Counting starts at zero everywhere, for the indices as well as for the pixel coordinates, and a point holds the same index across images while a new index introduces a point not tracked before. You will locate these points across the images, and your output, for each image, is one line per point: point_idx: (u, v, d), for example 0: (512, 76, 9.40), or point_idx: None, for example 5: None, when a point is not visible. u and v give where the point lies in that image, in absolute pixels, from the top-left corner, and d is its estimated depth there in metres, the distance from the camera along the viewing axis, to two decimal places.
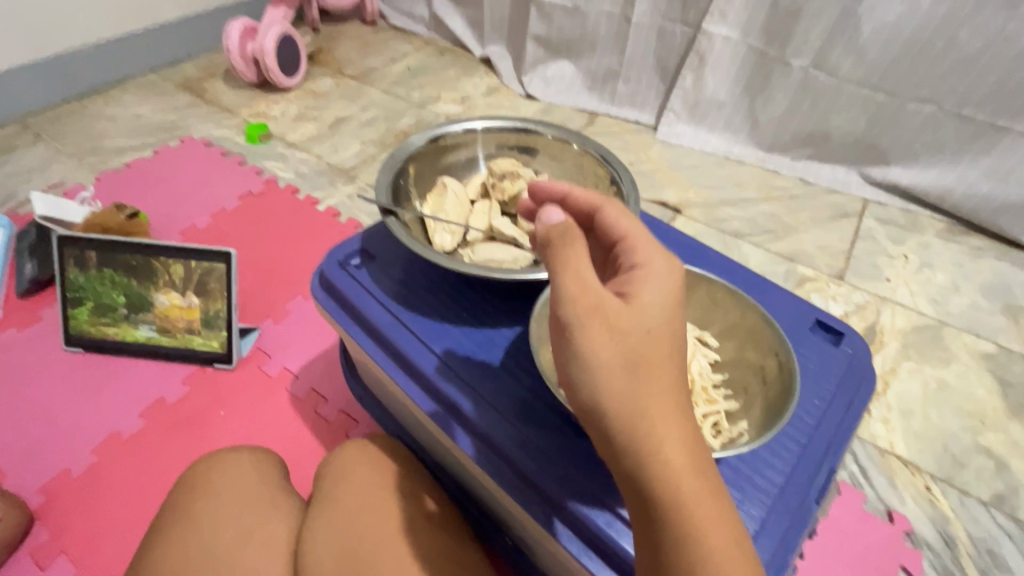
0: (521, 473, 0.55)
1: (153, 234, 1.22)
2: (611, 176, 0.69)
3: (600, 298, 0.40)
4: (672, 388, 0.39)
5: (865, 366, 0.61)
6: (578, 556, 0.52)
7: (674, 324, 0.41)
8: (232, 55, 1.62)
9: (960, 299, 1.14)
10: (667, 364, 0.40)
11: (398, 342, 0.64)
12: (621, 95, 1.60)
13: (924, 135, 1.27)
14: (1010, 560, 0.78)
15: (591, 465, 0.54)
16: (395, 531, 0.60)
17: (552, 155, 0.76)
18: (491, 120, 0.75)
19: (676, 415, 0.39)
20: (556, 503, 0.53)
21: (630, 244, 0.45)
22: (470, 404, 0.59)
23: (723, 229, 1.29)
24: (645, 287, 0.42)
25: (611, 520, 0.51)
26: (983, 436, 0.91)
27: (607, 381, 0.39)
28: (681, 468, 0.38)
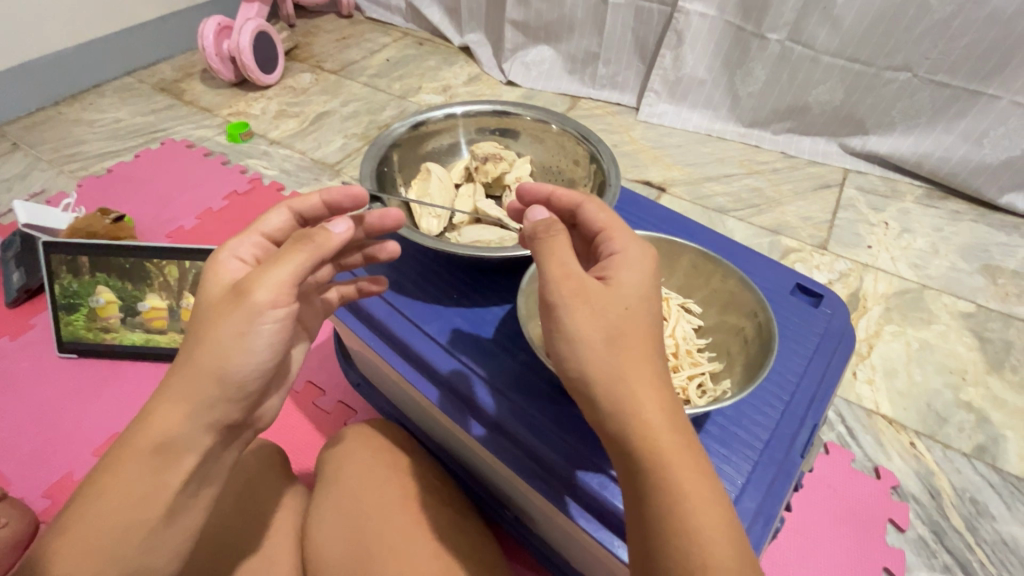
0: (518, 443, 0.57)
1: (140, 237, 1.22)
2: (591, 153, 0.70)
3: (582, 281, 0.44)
4: (650, 359, 0.43)
5: (844, 325, 0.63)
6: (576, 518, 0.53)
7: (649, 302, 0.44)
8: (207, 54, 1.60)
9: (939, 262, 1.17)
10: (643, 336, 0.43)
11: (392, 325, 0.65)
12: (602, 77, 1.61)
13: (900, 104, 1.30)
14: (992, 506, 0.81)
15: (584, 433, 0.56)
16: (398, 506, 0.62)
17: (533, 136, 0.77)
18: (471, 104, 0.76)
19: (655, 382, 0.42)
20: (551, 470, 0.55)
21: (610, 233, 0.48)
22: (469, 382, 0.60)
23: (708, 205, 1.30)
24: (624, 268, 0.46)
25: (605, 481, 0.53)
26: (965, 391, 0.94)
27: (591, 354, 0.42)
28: (664, 431, 0.41)
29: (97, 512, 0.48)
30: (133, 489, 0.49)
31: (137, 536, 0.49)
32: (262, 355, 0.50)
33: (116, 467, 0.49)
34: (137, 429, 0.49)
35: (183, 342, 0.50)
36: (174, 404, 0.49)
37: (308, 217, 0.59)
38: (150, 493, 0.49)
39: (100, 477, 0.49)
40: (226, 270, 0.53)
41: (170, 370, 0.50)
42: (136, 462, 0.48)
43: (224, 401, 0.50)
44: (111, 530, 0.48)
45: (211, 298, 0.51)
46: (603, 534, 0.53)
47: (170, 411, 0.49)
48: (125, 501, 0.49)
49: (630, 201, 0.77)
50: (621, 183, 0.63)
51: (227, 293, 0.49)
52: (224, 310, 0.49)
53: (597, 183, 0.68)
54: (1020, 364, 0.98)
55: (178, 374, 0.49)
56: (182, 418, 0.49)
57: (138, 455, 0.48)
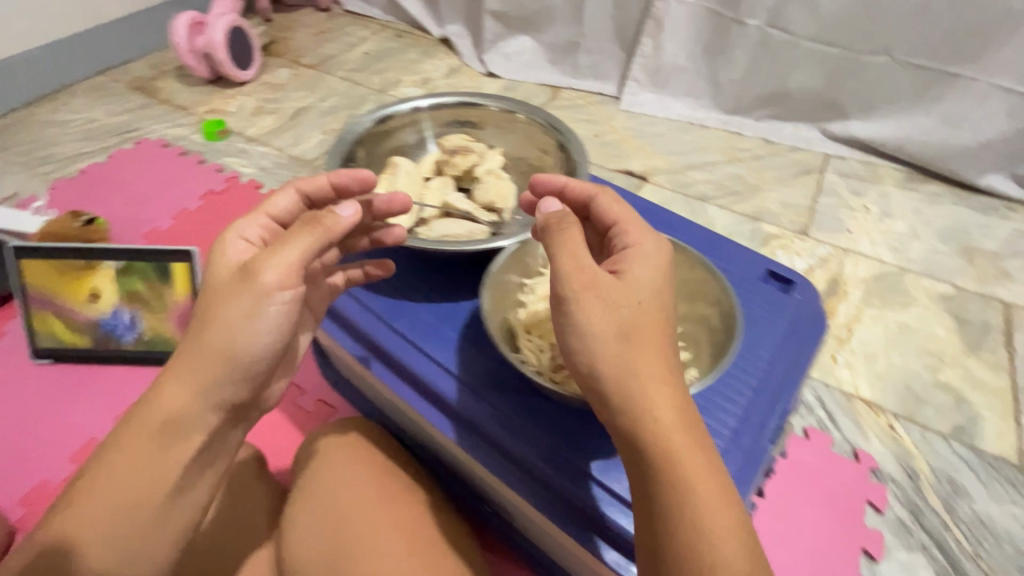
0: (487, 437, 0.57)
1: (115, 239, 1.20)
2: (559, 143, 0.69)
3: (594, 275, 0.45)
4: (662, 356, 0.44)
5: (814, 311, 0.63)
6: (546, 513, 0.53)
7: (661, 296, 0.46)
8: (181, 51, 1.58)
9: (919, 245, 1.17)
10: (655, 333, 0.44)
11: (360, 323, 0.64)
12: (583, 67, 1.59)
13: (880, 87, 1.29)
14: (969, 486, 0.82)
15: (554, 427, 0.55)
16: (371, 503, 0.61)
17: (500, 127, 0.76)
18: (436, 97, 0.75)
19: (666, 379, 0.43)
20: (521, 461, 0.55)
21: (623, 228, 0.50)
22: (439, 379, 0.59)
23: (689, 193, 1.30)
24: (636, 264, 0.47)
25: (572, 474, 0.53)
26: (943, 372, 0.95)
27: (604, 348, 0.43)
28: (674, 426, 0.41)
29: (103, 489, 0.49)
30: (141, 465, 0.50)
31: (143, 512, 0.49)
32: (269, 336, 0.52)
33: (127, 443, 0.50)
34: (147, 409, 0.51)
35: (191, 324, 0.52)
36: (184, 383, 0.50)
37: (315, 198, 0.59)
38: (158, 469, 0.50)
39: (107, 456, 0.50)
40: (234, 251, 0.54)
41: (179, 351, 0.52)
42: (145, 439, 0.50)
43: (231, 381, 0.51)
44: (116, 507, 0.49)
45: (218, 280, 0.52)
46: (574, 526, 0.53)
47: (179, 390, 0.50)
48: (131, 478, 0.49)
49: None
50: (589, 172, 0.64)
51: (236, 276, 0.51)
52: (233, 291, 0.51)
53: (566, 170, 0.67)
54: (997, 345, 0.99)
55: (187, 354, 0.51)
56: (190, 396, 0.50)
57: (147, 432, 0.50)
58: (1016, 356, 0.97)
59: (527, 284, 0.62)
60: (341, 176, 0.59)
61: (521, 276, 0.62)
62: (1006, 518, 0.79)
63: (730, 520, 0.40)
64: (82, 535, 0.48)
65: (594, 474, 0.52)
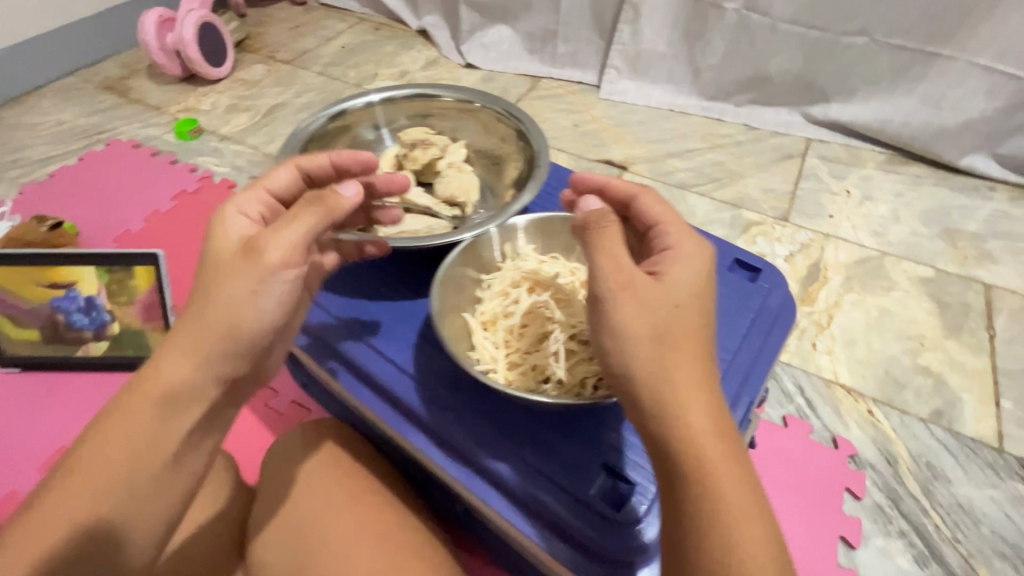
0: (442, 438, 0.55)
1: (85, 243, 1.18)
2: (518, 130, 0.68)
3: (632, 274, 0.44)
4: (701, 361, 0.42)
5: (783, 298, 0.63)
6: (501, 511, 0.51)
7: (702, 299, 0.44)
8: (151, 48, 1.55)
9: (900, 228, 1.16)
10: (693, 337, 0.42)
11: (316, 327, 0.62)
12: (562, 55, 1.57)
13: (859, 70, 1.28)
14: (948, 470, 0.81)
15: (509, 425, 0.54)
16: (333, 507, 0.59)
17: (457, 117, 0.74)
18: (388, 90, 0.73)
19: (703, 385, 0.41)
20: (476, 463, 0.53)
21: (664, 228, 0.48)
22: (394, 381, 0.57)
23: (669, 181, 1.28)
24: (676, 264, 0.45)
25: (530, 475, 0.51)
26: (923, 356, 0.94)
27: (637, 350, 0.42)
28: (708, 436, 0.40)
29: (91, 463, 0.45)
30: (133, 439, 0.46)
31: (135, 488, 0.45)
32: (274, 313, 0.48)
33: (120, 412, 0.46)
34: (143, 378, 0.47)
35: (192, 295, 0.48)
36: (185, 353, 0.46)
37: (318, 176, 0.56)
38: (152, 444, 0.46)
39: (99, 427, 0.46)
40: (232, 226, 0.50)
41: (179, 317, 0.48)
42: (141, 410, 0.46)
43: (233, 355, 0.47)
44: (106, 483, 0.45)
45: (221, 248, 0.49)
46: (535, 531, 0.50)
47: (179, 361, 0.46)
48: (122, 452, 0.45)
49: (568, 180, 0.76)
50: (549, 160, 0.63)
51: (241, 247, 0.48)
52: (237, 263, 0.47)
53: (527, 158, 0.67)
54: (978, 327, 0.98)
55: (189, 322, 0.47)
56: (191, 367, 0.46)
57: (143, 403, 0.46)
58: (996, 338, 0.97)
59: (484, 279, 0.60)
60: (346, 157, 0.57)
61: (478, 271, 0.60)
62: (984, 501, 0.79)
63: (761, 534, 0.39)
64: (67, 513, 0.44)
65: (554, 475, 0.51)
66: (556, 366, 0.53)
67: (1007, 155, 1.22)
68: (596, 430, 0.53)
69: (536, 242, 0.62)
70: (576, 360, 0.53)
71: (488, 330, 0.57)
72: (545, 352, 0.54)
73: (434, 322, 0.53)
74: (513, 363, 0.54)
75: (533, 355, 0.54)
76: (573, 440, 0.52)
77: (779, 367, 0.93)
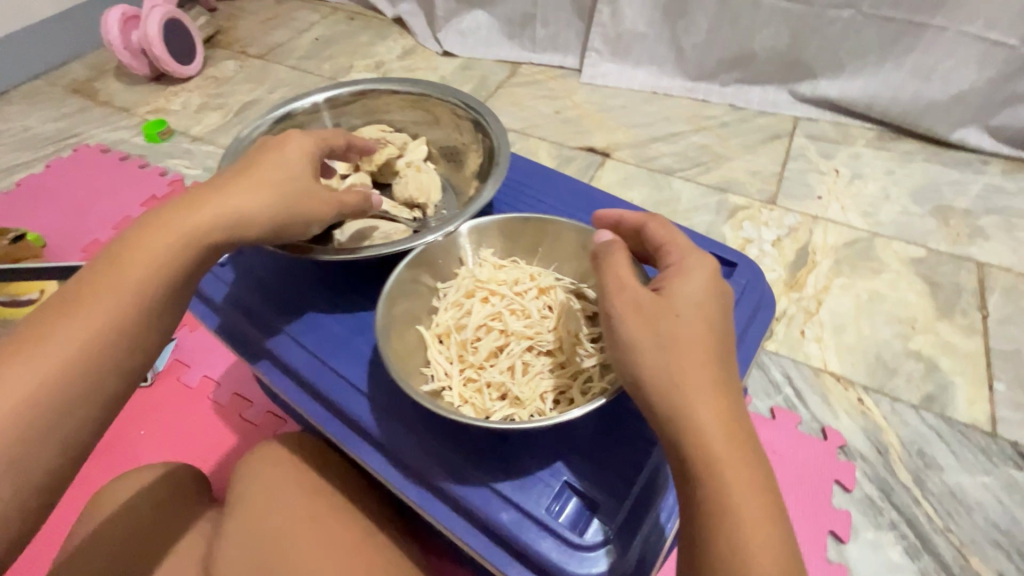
0: (402, 461, 0.52)
1: (53, 255, 1.14)
2: (475, 120, 0.69)
3: (636, 291, 0.42)
4: (712, 364, 0.39)
5: (758, 289, 0.63)
6: (460, 533, 0.50)
7: (712, 314, 0.41)
8: (116, 48, 1.49)
9: (890, 208, 1.13)
10: (705, 347, 0.39)
11: (276, 348, 0.59)
12: (541, 39, 1.51)
13: (846, 43, 1.23)
14: (940, 458, 0.79)
15: (471, 444, 0.51)
16: (301, 529, 0.57)
17: (410, 112, 0.75)
18: (330, 90, 0.73)
19: (721, 401, 0.38)
20: (434, 486, 0.51)
21: (671, 246, 0.46)
22: (348, 401, 0.55)
23: (654, 167, 1.25)
24: (681, 277, 0.42)
25: (489, 497, 0.49)
26: (914, 340, 0.92)
27: (646, 364, 0.39)
28: (718, 443, 0.37)
29: (122, 262, 0.47)
30: (148, 271, 0.47)
31: (142, 315, 0.47)
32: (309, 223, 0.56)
33: (171, 217, 0.49)
34: (163, 219, 0.49)
35: (265, 164, 0.53)
36: (214, 205, 0.50)
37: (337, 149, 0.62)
38: (164, 278, 0.48)
39: (109, 261, 0.47)
40: (302, 153, 0.56)
41: (214, 182, 0.52)
42: (159, 245, 0.48)
43: (263, 226, 0.52)
44: (117, 305, 0.46)
45: (291, 150, 0.55)
46: (495, 553, 0.49)
47: (208, 209, 0.50)
48: (135, 281, 0.46)
49: (537, 173, 0.74)
50: (510, 147, 0.64)
51: (308, 159, 0.56)
52: (308, 175, 0.55)
53: (486, 150, 0.68)
54: (971, 307, 0.96)
55: (228, 185, 0.52)
56: (216, 213, 0.50)
57: (162, 239, 0.48)
58: (989, 318, 0.94)
59: (439, 288, 0.57)
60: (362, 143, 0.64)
61: (435, 280, 0.58)
62: (977, 488, 0.77)
63: (782, 552, 0.35)
64: (70, 332, 0.44)
65: (512, 496, 0.48)
66: (513, 384, 0.51)
67: (1000, 127, 1.19)
68: (554, 447, 0.50)
69: (495, 245, 0.60)
70: (532, 374, 0.51)
71: (442, 343, 0.55)
72: (499, 368, 0.52)
73: (380, 351, 0.48)
74: (468, 380, 0.52)
75: (488, 371, 0.52)
76: (531, 458, 0.50)
77: (766, 356, 0.90)
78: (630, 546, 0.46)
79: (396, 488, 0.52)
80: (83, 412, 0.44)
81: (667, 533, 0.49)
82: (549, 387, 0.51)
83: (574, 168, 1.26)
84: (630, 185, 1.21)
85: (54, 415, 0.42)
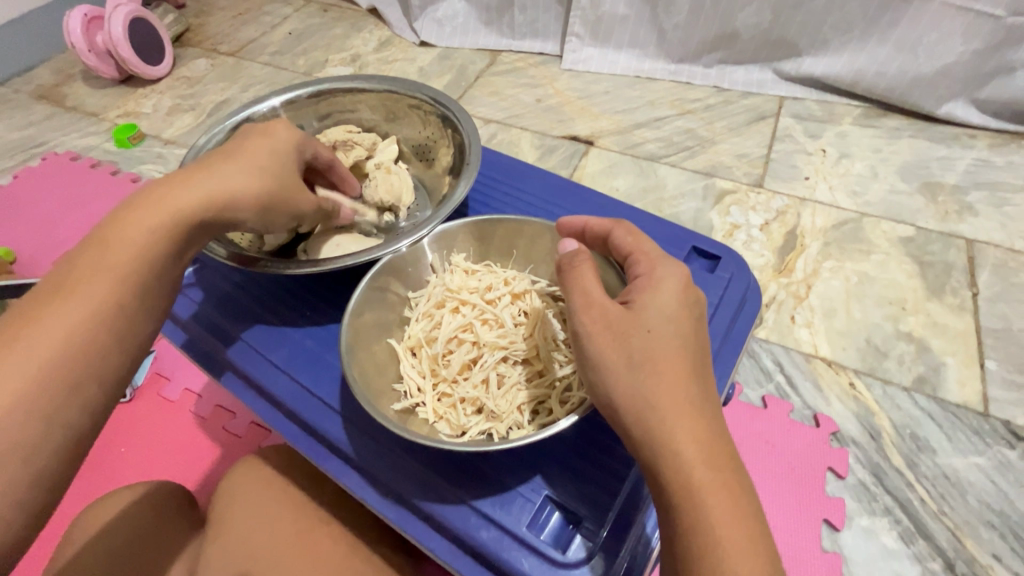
0: (377, 480, 0.51)
1: (26, 270, 1.11)
2: (442, 115, 0.67)
3: (604, 307, 0.41)
4: (687, 380, 0.38)
5: (745, 281, 0.61)
6: (440, 552, 0.49)
7: (682, 323, 0.40)
8: (80, 51, 1.44)
9: (878, 186, 1.11)
10: (677, 359, 0.39)
11: (250, 367, 0.58)
12: (520, 25, 1.47)
13: (830, 19, 1.20)
14: (933, 440, 0.79)
15: (450, 458, 0.50)
16: (281, 548, 0.56)
17: (375, 108, 0.73)
18: (288, 91, 0.70)
19: (693, 412, 0.38)
20: (412, 505, 0.50)
21: (637, 255, 0.45)
22: (323, 419, 0.54)
23: (638, 154, 1.22)
24: (649, 289, 0.42)
25: (467, 515, 0.48)
26: (905, 321, 0.91)
27: (617, 381, 0.39)
28: (697, 462, 0.36)
29: (109, 244, 0.44)
30: (138, 251, 0.45)
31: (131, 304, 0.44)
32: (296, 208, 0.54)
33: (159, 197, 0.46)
34: (148, 199, 0.46)
35: (258, 147, 0.52)
36: (201, 185, 0.48)
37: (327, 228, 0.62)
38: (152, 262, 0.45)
39: (89, 249, 0.44)
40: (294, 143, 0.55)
41: (194, 165, 0.50)
42: (143, 227, 0.45)
43: (249, 211, 0.50)
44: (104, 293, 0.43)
45: (280, 135, 0.54)
46: (476, 570, 0.48)
47: (192, 187, 0.47)
48: (124, 263, 0.44)
49: (514, 168, 0.72)
50: (480, 141, 0.62)
51: (293, 143, 0.54)
52: (293, 160, 0.53)
53: (457, 147, 0.65)
54: (961, 285, 0.95)
55: (214, 165, 0.49)
56: (200, 192, 0.47)
57: (146, 222, 0.45)
58: (979, 296, 0.93)
59: (411, 298, 0.56)
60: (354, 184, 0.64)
61: (405, 289, 0.56)
62: (970, 470, 0.77)
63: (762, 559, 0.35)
64: (55, 324, 0.41)
65: (492, 514, 0.47)
66: (488, 398, 0.50)
67: (988, 100, 1.17)
68: (534, 463, 0.49)
69: (467, 249, 0.58)
70: (507, 387, 0.50)
71: (415, 356, 0.53)
72: (473, 382, 0.50)
73: (346, 375, 0.46)
74: (442, 395, 0.51)
75: (463, 386, 0.50)
76: (511, 474, 0.49)
77: (756, 344, 0.89)
78: (614, 559, 0.45)
79: (373, 507, 0.51)
80: (76, 409, 0.40)
81: (653, 544, 0.49)
82: (526, 398, 0.49)
83: (557, 158, 1.23)
84: (615, 174, 1.19)
85: (45, 411, 0.39)
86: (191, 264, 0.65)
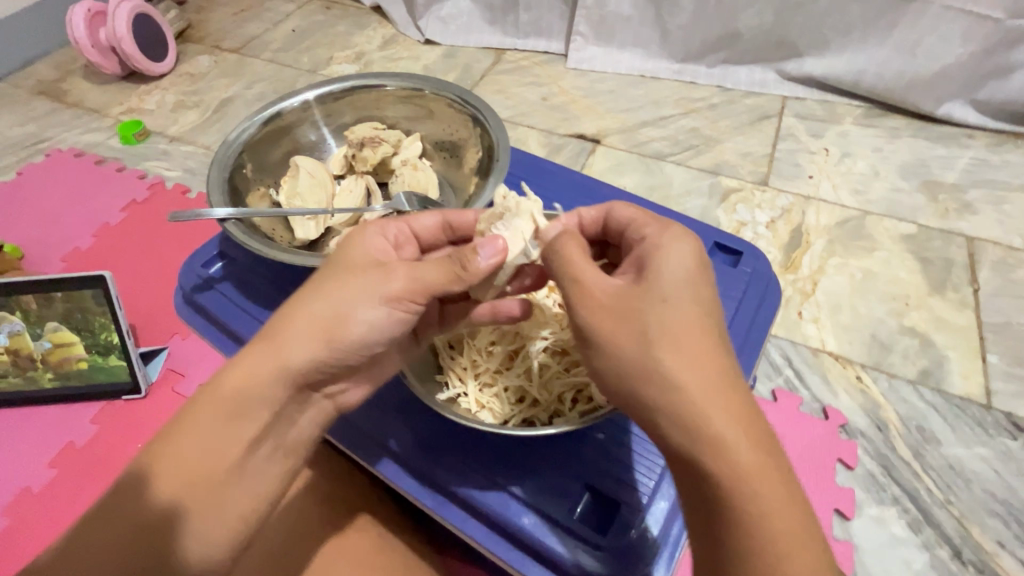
0: (416, 471, 0.52)
1: (33, 268, 1.11)
2: (472, 116, 0.68)
3: (606, 286, 0.42)
4: (708, 344, 0.40)
5: (767, 277, 0.63)
6: (478, 539, 0.50)
7: (694, 285, 0.42)
8: (83, 47, 1.43)
9: (880, 185, 1.13)
10: (696, 328, 0.40)
11: None
12: (524, 24, 1.48)
13: (830, 20, 1.23)
14: (938, 432, 0.81)
15: (486, 448, 0.52)
16: (313, 533, 0.56)
17: (405, 109, 0.74)
18: (320, 87, 0.72)
19: (714, 379, 0.39)
20: (452, 493, 0.51)
21: (638, 224, 0.48)
22: (359, 413, 0.55)
23: (644, 152, 1.23)
24: (659, 256, 0.43)
25: (507, 501, 0.50)
26: (908, 317, 0.93)
27: (631, 361, 0.40)
28: (730, 428, 0.37)
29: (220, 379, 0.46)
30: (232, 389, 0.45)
31: (200, 512, 0.44)
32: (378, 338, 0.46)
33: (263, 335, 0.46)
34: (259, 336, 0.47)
35: (347, 259, 0.47)
36: (289, 324, 0.45)
37: (458, 279, 0.45)
38: (217, 451, 0.45)
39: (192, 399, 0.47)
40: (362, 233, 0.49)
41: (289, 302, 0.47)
42: (208, 415, 0.45)
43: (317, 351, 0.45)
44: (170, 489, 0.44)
45: (369, 237, 0.49)
46: (514, 554, 0.49)
47: (272, 348, 0.45)
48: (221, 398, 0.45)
49: (538, 167, 0.75)
50: (508, 143, 0.63)
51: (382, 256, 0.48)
52: (372, 263, 0.47)
53: (485, 147, 0.66)
54: (962, 282, 0.97)
55: (308, 291, 0.46)
56: (265, 373, 0.45)
57: (210, 412, 0.45)
58: (979, 292, 0.96)
59: None
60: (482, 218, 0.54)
61: None
62: (975, 460, 0.79)
63: (797, 530, 0.37)
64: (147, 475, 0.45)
65: (532, 500, 0.49)
66: (530, 386, 0.52)
67: (985, 101, 1.19)
68: (564, 451, 0.51)
69: None
70: (547, 376, 0.52)
71: (454, 348, 0.56)
72: (517, 372, 0.53)
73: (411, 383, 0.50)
74: (484, 384, 0.53)
75: (505, 376, 0.53)
76: (546, 461, 0.51)
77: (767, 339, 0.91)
78: (647, 549, 0.46)
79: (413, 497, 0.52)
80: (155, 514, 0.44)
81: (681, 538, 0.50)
82: (564, 385, 0.51)
83: (565, 156, 1.24)
84: (621, 171, 1.20)
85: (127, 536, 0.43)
86: (219, 259, 0.69)
